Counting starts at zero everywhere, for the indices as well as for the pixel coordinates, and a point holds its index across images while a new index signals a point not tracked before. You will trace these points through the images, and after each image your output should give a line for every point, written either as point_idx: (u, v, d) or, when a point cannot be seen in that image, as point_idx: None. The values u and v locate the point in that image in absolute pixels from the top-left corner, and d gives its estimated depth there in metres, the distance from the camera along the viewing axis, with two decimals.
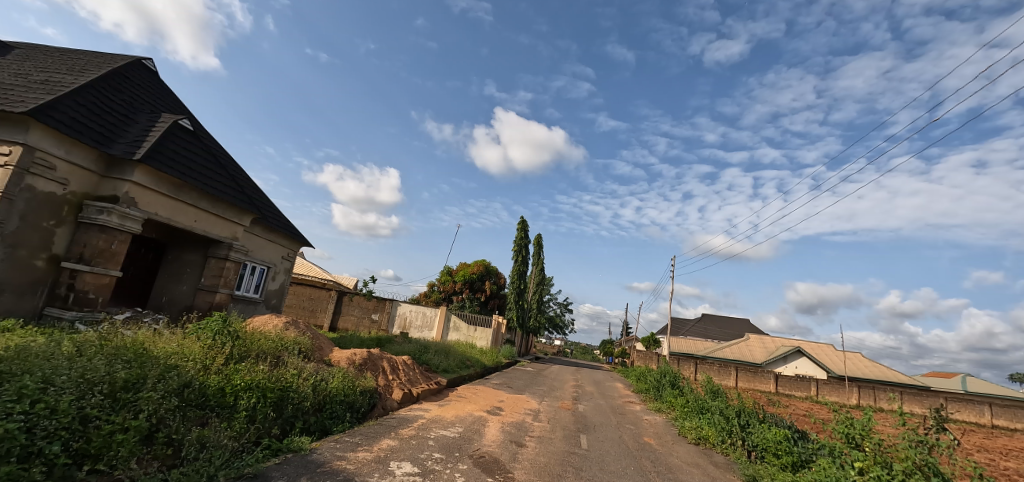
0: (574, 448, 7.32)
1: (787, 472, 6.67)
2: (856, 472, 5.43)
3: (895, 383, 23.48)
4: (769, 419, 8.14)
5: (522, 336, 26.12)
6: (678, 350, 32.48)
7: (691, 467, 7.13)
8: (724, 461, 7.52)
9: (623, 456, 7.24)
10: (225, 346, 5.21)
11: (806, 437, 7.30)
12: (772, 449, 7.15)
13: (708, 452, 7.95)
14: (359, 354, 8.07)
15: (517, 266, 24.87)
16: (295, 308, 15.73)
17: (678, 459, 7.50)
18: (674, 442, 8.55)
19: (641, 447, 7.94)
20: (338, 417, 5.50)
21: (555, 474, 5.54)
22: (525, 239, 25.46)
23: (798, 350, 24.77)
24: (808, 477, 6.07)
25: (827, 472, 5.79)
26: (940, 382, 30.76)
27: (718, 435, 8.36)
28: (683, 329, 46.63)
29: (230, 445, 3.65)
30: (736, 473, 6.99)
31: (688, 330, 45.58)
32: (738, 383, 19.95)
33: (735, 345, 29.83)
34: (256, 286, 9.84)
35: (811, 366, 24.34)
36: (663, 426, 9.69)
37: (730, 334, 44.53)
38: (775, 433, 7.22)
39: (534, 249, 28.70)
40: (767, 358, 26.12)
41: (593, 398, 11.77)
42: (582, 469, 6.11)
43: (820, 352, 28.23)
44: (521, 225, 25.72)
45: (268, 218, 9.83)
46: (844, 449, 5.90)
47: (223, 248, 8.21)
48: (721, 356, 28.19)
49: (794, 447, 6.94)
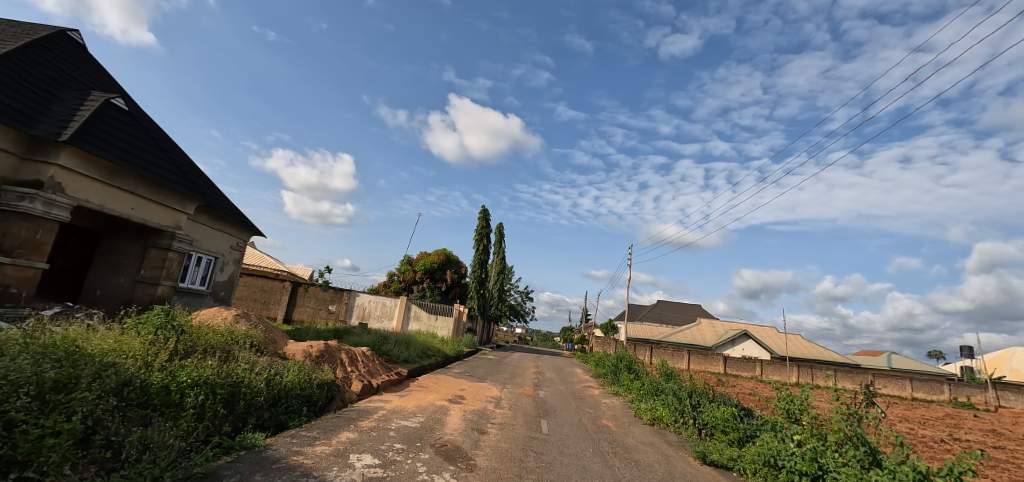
0: (534, 432, 7.49)
1: (733, 447, 7.13)
2: (794, 444, 5.91)
3: (829, 362, 25.40)
4: (718, 398, 8.61)
5: (483, 324, 26.21)
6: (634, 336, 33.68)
7: (646, 446, 7.47)
8: (676, 439, 7.93)
9: (582, 438, 7.50)
10: (169, 341, 4.93)
11: (750, 414, 7.79)
12: (720, 426, 7.59)
13: (662, 432, 8.38)
14: (316, 346, 7.87)
15: (480, 255, 24.86)
16: (246, 301, 15.09)
17: (635, 439, 7.84)
18: (630, 423, 8.92)
19: (599, 429, 8.24)
20: (294, 411, 5.36)
21: (517, 459, 5.66)
22: (486, 228, 25.44)
23: (745, 333, 26.30)
24: (752, 452, 6.50)
25: (769, 446, 6.23)
26: (868, 358, 33.51)
27: (671, 415, 8.78)
28: (639, 315, 48.31)
29: (178, 444, 3.48)
30: (688, 450, 7.40)
31: (642, 316, 47.51)
32: (691, 366, 20.98)
33: (688, 329, 31.24)
34: (202, 278, 9.32)
35: (756, 348, 25.95)
36: (620, 408, 10.09)
37: (683, 319, 46.57)
38: (723, 411, 7.67)
39: (495, 238, 28.73)
40: (717, 341, 27.57)
41: (553, 384, 12.08)
42: (544, 453, 6.26)
43: (764, 333, 30.09)
44: (483, 213, 25.65)
45: (215, 206, 9.30)
46: (784, 424, 6.37)
47: (165, 237, 7.73)
48: (675, 340, 29.48)
49: (740, 424, 7.42)
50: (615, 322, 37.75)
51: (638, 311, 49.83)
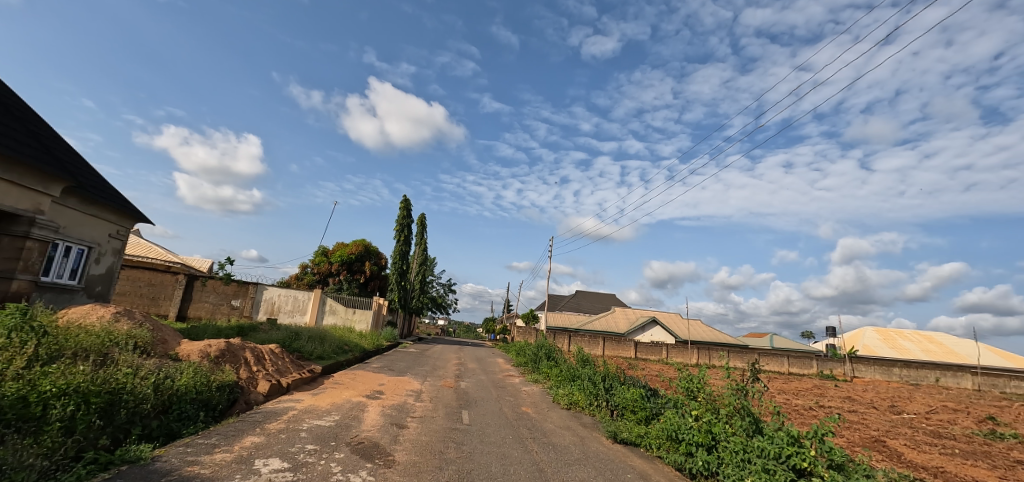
0: (455, 423, 7.48)
1: (641, 424, 7.70)
2: (693, 419, 6.51)
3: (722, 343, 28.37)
4: (628, 380, 9.23)
5: (404, 317, 25.60)
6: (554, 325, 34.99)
7: (563, 429, 7.80)
8: (591, 421, 8.38)
9: (502, 426, 7.64)
10: (26, 345, 4.17)
11: (656, 394, 8.46)
12: (630, 406, 8.15)
13: (578, 415, 8.81)
14: (215, 345, 7.14)
15: (401, 246, 24.17)
16: (128, 296, 13.26)
17: (552, 423, 8.15)
18: (548, 408, 9.24)
19: (519, 416, 8.45)
20: (189, 418, 4.83)
21: (436, 451, 5.61)
22: (408, 218, 24.79)
23: (653, 319, 28.52)
24: (657, 429, 7.07)
25: (672, 422, 6.80)
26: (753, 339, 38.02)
27: (586, 398, 9.26)
28: (559, 305, 50.25)
29: (40, 464, 2.98)
30: (600, 430, 7.86)
31: (562, 305, 49.52)
32: (606, 352, 22.22)
33: (603, 317, 33.11)
34: (72, 271, 8.03)
35: (662, 333, 28.25)
36: (539, 395, 10.43)
37: (599, 307, 49.28)
38: (632, 393, 8.24)
39: (417, 229, 28.14)
40: (628, 328, 29.58)
41: (474, 374, 12.15)
42: (464, 443, 6.28)
43: (669, 319, 32.80)
44: (405, 203, 24.95)
45: (88, 188, 8.02)
46: (684, 401, 7.00)
47: (21, 223, 6.52)
48: (591, 328, 31.09)
49: (647, 403, 8.02)
50: (536, 312, 38.91)
51: (558, 301, 51.78)
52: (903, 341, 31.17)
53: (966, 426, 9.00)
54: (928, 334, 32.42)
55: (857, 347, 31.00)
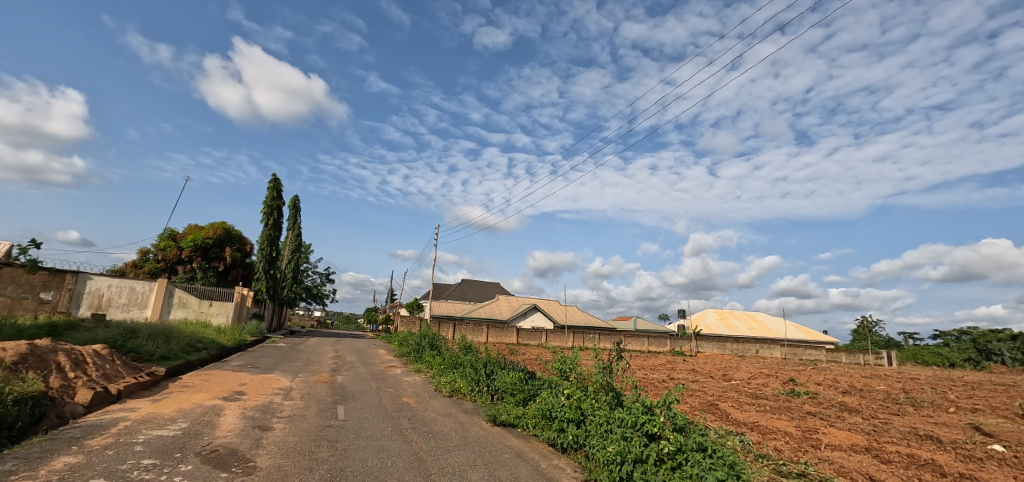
0: (329, 420, 7.00)
1: (518, 406, 8.03)
2: (564, 397, 6.96)
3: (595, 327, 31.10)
4: (507, 365, 9.56)
5: (273, 309, 23.28)
6: (440, 314, 34.89)
7: (444, 417, 7.80)
8: (471, 407, 8.52)
9: (381, 419, 7.36)
10: None
11: (533, 376, 8.90)
12: (509, 390, 8.46)
13: (459, 401, 8.89)
14: (9, 349, 5.66)
15: (269, 231, 21.84)
16: None
17: (433, 412, 8.10)
18: (430, 397, 9.15)
19: (399, 407, 8.23)
20: None
21: (305, 451, 5.19)
22: (277, 200, 22.47)
23: (534, 306, 30.15)
24: (533, 409, 7.44)
25: (546, 401, 7.21)
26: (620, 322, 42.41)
27: (468, 385, 9.37)
28: (445, 294, 50.22)
29: None
30: (481, 415, 8.04)
31: (449, 294, 49.61)
32: (490, 339, 22.84)
33: (488, 305, 33.95)
34: None
35: (542, 319, 30.07)
36: (421, 384, 10.29)
37: (485, 296, 50.41)
38: (512, 377, 8.56)
39: (289, 213, 25.68)
40: (511, 315, 30.78)
41: (352, 367, 11.54)
42: (338, 440, 5.92)
43: (548, 306, 34.89)
44: (274, 183, 22.54)
45: None
46: (557, 381, 7.47)
47: None
48: (475, 316, 31.70)
49: (524, 385, 8.39)
50: (422, 301, 38.39)
51: (445, 290, 51.69)
52: (733, 320, 37.37)
53: (774, 387, 11.11)
54: (752, 314, 39.35)
55: (700, 326, 36.41)
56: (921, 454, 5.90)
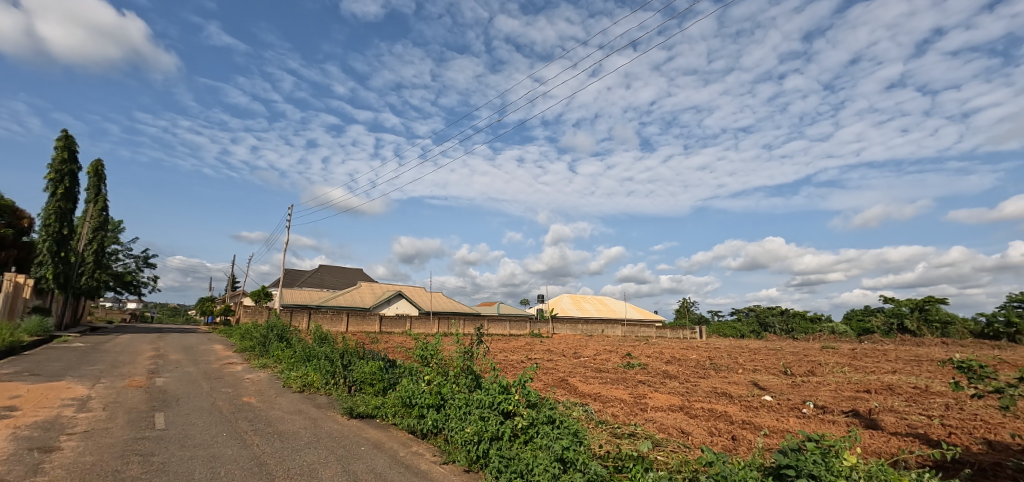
0: (143, 431, 5.86)
1: (378, 396, 7.75)
2: (425, 383, 6.94)
3: (461, 313, 31.73)
4: (367, 355, 9.15)
5: (63, 301, 18.53)
6: (292, 303, 31.78)
7: (293, 414, 7.14)
8: (326, 401, 7.96)
9: (214, 424, 6.41)
10: None
11: (394, 364, 8.67)
12: (368, 380, 8.11)
13: (312, 396, 8.24)
14: None
15: (58, 203, 17.13)
16: None
17: (280, 410, 7.36)
18: (277, 395, 8.29)
19: (238, 409, 7.28)
20: None
21: (107, 472, 4.27)
22: (71, 163, 17.66)
23: (399, 293, 29.50)
24: (393, 398, 7.26)
25: (406, 389, 7.09)
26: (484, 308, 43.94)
27: (322, 378, 8.74)
28: (300, 282, 45.89)
29: None
30: (336, 409, 7.56)
31: (304, 282, 45.47)
32: (349, 328, 21.66)
33: (349, 293, 32.05)
34: None
35: (407, 306, 29.61)
36: (266, 381, 9.25)
37: (346, 283, 47.46)
38: (371, 366, 8.21)
39: (88, 181, 20.56)
40: (375, 302, 29.62)
41: (177, 367, 9.83)
42: (155, 453, 5.00)
43: (414, 293, 34.39)
44: (65, 141, 17.64)
45: None
46: (419, 368, 7.41)
47: None
48: (333, 305, 29.69)
49: (384, 375, 8.12)
50: (271, 290, 34.49)
51: (301, 277, 47.20)
52: (583, 304, 41.64)
53: (614, 361, 12.66)
54: (599, 297, 44.28)
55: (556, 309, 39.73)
56: (717, 407, 7.33)
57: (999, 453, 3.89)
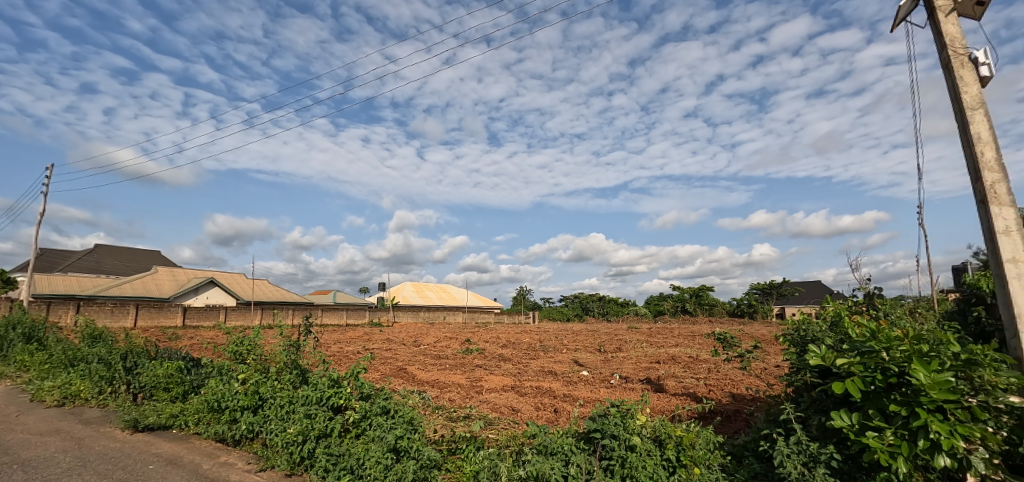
0: None
1: (175, 403, 6.47)
2: (239, 383, 6.04)
3: (290, 303, 28.60)
4: (161, 354, 7.54)
5: None
6: (46, 292, 24.31)
7: (45, 436, 5.50)
8: (97, 415, 6.32)
9: None
10: None
11: (199, 364, 7.34)
12: (161, 384, 6.69)
13: (75, 411, 6.45)
14: None
15: None
16: None
17: (22, 432, 5.58)
18: (18, 413, 6.26)
19: None
20: None
21: None
22: None
23: (210, 280, 25.12)
24: (197, 403, 6.15)
25: (214, 391, 6.07)
26: (320, 297, 40.41)
27: (92, 387, 6.91)
28: (60, 266, 35.33)
29: None
30: (113, 423, 6.07)
31: (67, 266, 35.18)
32: (138, 323, 17.61)
33: (138, 279, 25.98)
34: None
35: (222, 295, 25.43)
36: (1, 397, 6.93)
37: (135, 268, 38.34)
38: (166, 368, 6.79)
39: None
40: (176, 291, 24.63)
41: None
42: None
43: (231, 280, 29.68)
44: None
45: None
46: (231, 366, 6.41)
47: None
48: (114, 294, 23.71)
49: (185, 376, 6.81)
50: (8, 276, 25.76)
51: (61, 259, 36.37)
52: (427, 292, 41.59)
53: (454, 347, 12.97)
54: (443, 285, 44.78)
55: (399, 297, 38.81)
56: (544, 384, 8.14)
57: (737, 402, 5.13)
